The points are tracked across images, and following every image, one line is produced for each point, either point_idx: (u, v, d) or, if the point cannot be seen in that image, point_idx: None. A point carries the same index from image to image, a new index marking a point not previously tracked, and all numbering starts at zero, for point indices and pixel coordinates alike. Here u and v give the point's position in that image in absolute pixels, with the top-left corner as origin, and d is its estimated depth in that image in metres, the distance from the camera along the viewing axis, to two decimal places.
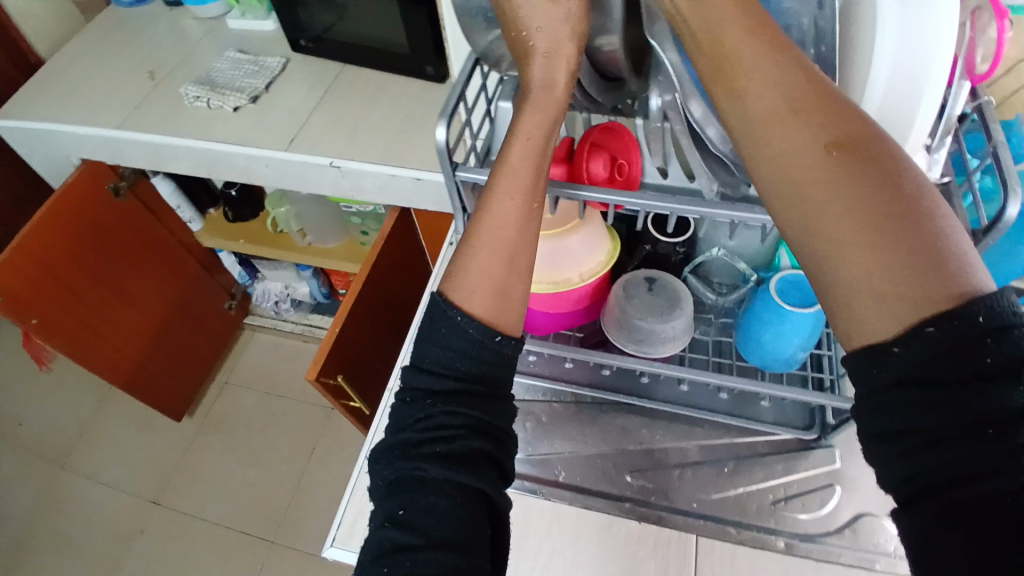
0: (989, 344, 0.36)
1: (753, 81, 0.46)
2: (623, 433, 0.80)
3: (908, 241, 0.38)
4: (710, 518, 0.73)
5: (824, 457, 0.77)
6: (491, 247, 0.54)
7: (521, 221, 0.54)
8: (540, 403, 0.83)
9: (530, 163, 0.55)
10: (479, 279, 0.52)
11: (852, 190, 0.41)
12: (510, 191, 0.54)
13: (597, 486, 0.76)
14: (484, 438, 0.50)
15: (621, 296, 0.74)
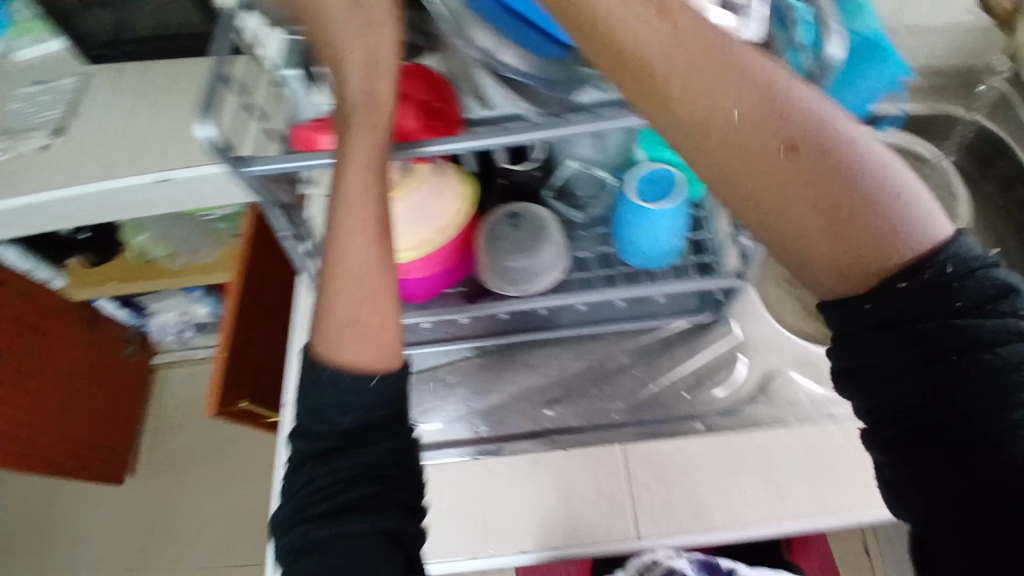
0: (954, 288, 0.37)
1: (629, 24, 0.39)
2: (533, 368, 0.80)
3: (853, 246, 0.37)
4: (632, 424, 0.75)
5: (724, 331, 0.79)
6: (353, 302, 0.47)
7: (373, 258, 0.49)
8: (444, 366, 0.81)
9: (369, 195, 0.49)
10: (361, 336, 0.47)
11: (828, 187, 0.37)
12: (361, 213, 0.49)
13: (520, 429, 0.77)
14: (377, 484, 0.44)
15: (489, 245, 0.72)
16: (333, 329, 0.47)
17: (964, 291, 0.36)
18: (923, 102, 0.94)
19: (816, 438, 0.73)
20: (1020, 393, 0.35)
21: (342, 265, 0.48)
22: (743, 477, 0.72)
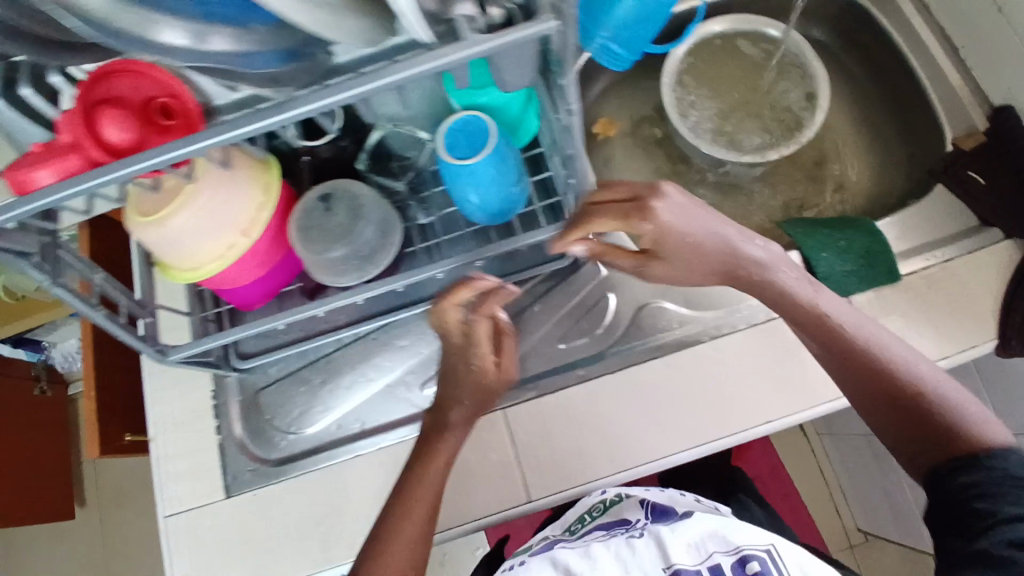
0: (974, 464, 0.50)
1: (669, 239, 0.55)
2: (400, 349, 0.74)
3: (900, 434, 0.54)
4: (510, 387, 0.73)
5: (591, 272, 0.75)
6: (423, 501, 0.61)
7: (434, 479, 0.62)
8: (303, 367, 0.74)
9: (432, 491, 0.61)
10: (396, 551, 0.58)
11: (841, 346, 0.56)
12: (416, 504, 0.61)
13: (398, 414, 0.73)
14: None
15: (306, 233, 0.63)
16: (390, 548, 0.59)
17: (972, 479, 0.49)
18: None
19: (693, 363, 0.71)
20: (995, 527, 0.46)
21: (412, 484, 0.62)
22: (627, 416, 0.71)
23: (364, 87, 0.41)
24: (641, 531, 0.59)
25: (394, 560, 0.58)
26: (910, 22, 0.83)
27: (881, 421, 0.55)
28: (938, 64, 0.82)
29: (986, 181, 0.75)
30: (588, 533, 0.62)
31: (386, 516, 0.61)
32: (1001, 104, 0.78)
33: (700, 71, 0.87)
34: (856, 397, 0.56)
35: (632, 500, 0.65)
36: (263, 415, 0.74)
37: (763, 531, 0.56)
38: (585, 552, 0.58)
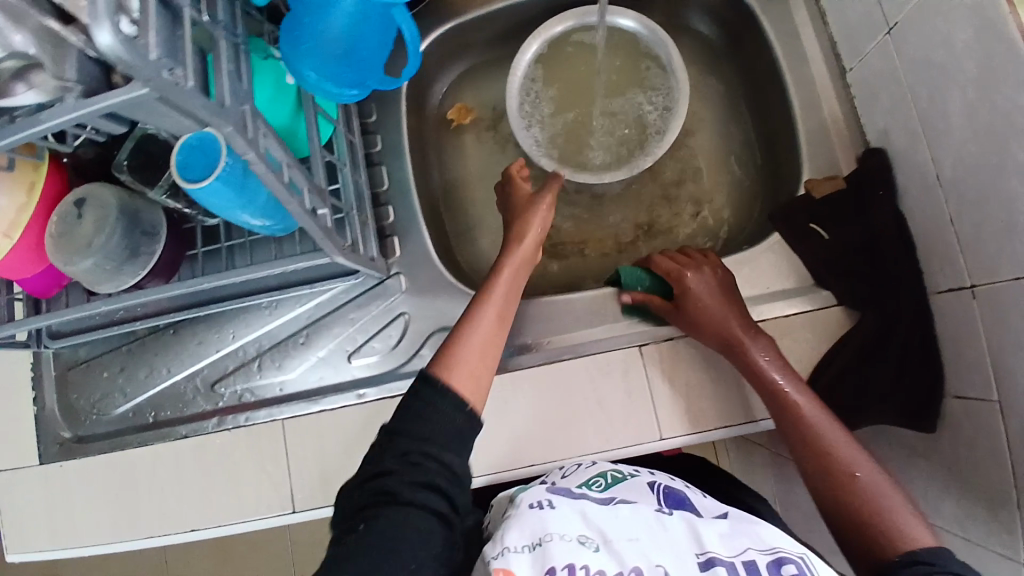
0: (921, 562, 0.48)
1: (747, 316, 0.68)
2: (198, 345, 0.75)
3: (833, 487, 0.56)
4: (293, 397, 0.73)
5: (390, 289, 0.74)
6: (480, 325, 0.60)
7: (509, 294, 0.64)
8: (108, 354, 0.76)
9: (511, 286, 0.64)
10: (466, 354, 0.57)
11: (792, 424, 0.61)
12: (487, 319, 0.61)
13: (191, 409, 0.74)
14: (442, 488, 0.50)
15: (56, 240, 0.61)
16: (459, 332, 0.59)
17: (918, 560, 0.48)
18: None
19: None
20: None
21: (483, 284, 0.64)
22: None
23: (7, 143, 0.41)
24: (671, 511, 0.54)
25: (459, 361, 0.56)
26: (796, 32, 0.72)
27: (819, 470, 0.58)
28: (817, 87, 0.72)
29: (827, 236, 0.70)
30: (597, 497, 0.56)
31: (455, 331, 0.59)
32: (874, 143, 0.69)
33: (551, 72, 0.81)
34: (800, 459, 0.60)
35: (636, 480, 0.60)
36: (72, 393, 0.76)
37: (790, 540, 0.49)
38: (611, 519, 0.52)
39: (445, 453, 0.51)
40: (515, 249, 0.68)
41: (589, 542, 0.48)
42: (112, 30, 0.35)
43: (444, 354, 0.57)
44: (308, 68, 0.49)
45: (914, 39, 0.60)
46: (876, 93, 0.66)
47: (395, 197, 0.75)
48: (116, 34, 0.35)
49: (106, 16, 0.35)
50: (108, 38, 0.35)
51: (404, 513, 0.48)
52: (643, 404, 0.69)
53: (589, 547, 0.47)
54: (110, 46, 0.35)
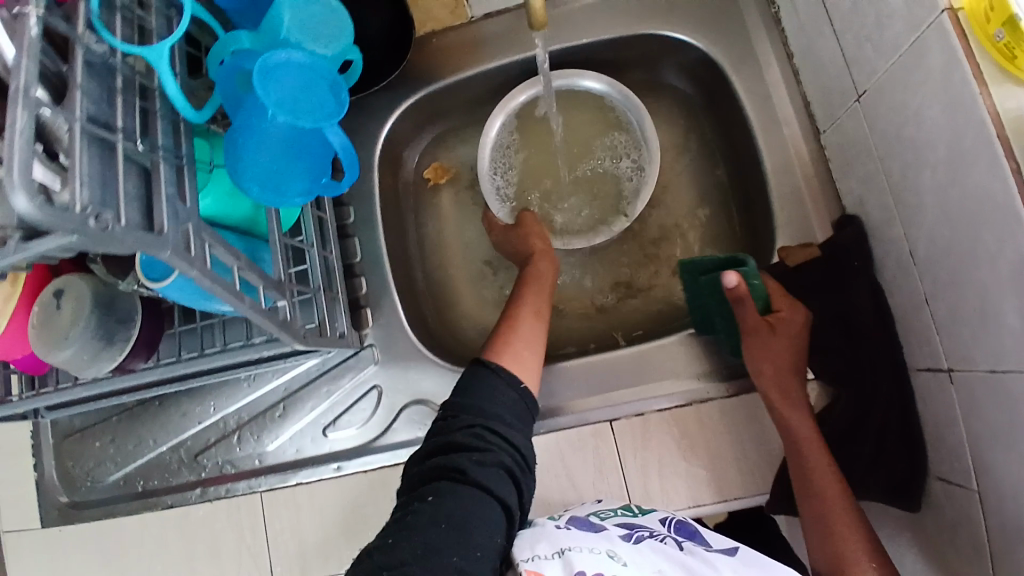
0: None
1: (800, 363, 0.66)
2: (181, 418, 0.77)
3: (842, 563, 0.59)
4: (271, 470, 0.75)
5: (364, 360, 0.75)
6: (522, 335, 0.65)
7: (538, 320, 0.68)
8: (98, 425, 0.78)
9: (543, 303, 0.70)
10: (513, 348, 0.62)
11: (822, 481, 0.61)
12: (526, 323, 0.66)
13: (176, 479, 0.76)
14: (507, 457, 0.53)
15: (38, 330, 0.63)
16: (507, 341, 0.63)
17: None
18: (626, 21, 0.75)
19: None
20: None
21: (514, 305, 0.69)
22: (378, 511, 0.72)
23: None
24: (685, 547, 0.55)
25: (520, 357, 0.62)
26: (768, 94, 0.71)
27: (826, 530, 0.60)
28: (791, 149, 0.70)
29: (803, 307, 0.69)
30: (615, 528, 0.58)
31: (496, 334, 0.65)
32: (850, 211, 0.66)
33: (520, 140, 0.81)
34: (810, 515, 0.61)
35: (649, 515, 0.61)
36: (67, 461, 0.78)
37: None
38: (632, 550, 0.54)
39: (506, 427, 0.54)
40: (533, 271, 0.73)
41: (617, 558, 0.51)
42: (27, 196, 0.37)
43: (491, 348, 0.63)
44: (253, 182, 0.50)
45: (882, 113, 0.57)
46: (850, 162, 0.64)
47: (368, 268, 0.76)
48: (32, 198, 0.37)
49: (21, 184, 0.37)
50: (23, 203, 0.36)
51: (470, 491, 0.49)
52: (614, 480, 0.68)
53: (618, 563, 0.50)
54: (28, 209, 0.37)
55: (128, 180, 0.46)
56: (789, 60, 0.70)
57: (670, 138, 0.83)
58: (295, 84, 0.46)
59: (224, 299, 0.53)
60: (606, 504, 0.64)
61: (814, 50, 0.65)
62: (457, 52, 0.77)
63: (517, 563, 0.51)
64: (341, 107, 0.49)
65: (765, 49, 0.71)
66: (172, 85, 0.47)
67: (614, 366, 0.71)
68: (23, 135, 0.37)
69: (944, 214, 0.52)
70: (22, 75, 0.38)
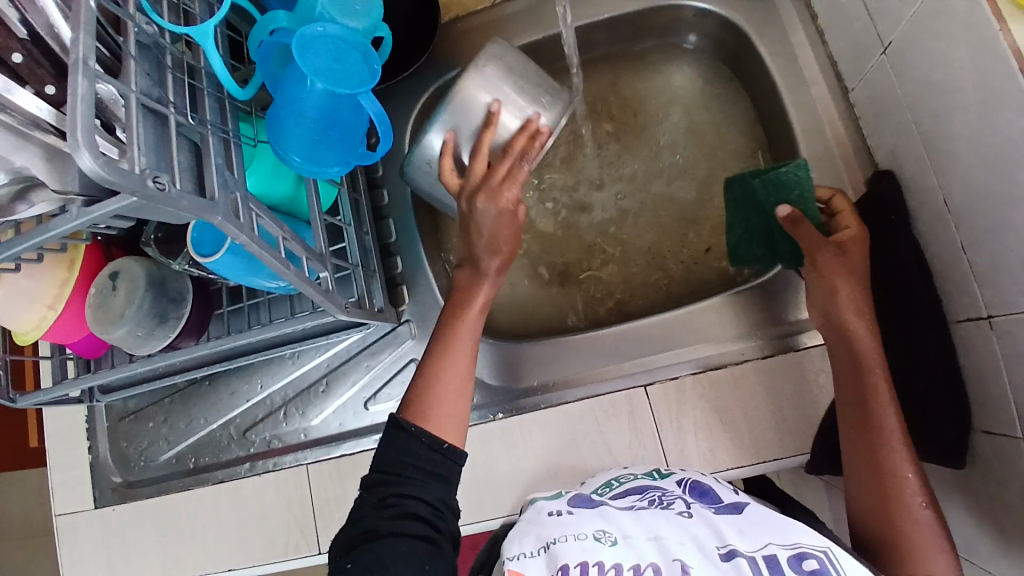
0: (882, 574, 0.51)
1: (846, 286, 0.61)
2: (230, 396, 0.80)
3: (883, 505, 0.54)
4: (316, 443, 0.77)
5: (402, 335, 0.77)
6: (450, 381, 0.61)
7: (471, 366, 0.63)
8: (152, 408, 0.82)
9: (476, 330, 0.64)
10: (444, 401, 0.60)
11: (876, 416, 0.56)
12: (457, 363, 0.62)
13: (227, 455, 0.79)
14: (427, 507, 0.53)
15: (95, 311, 0.66)
16: (443, 389, 0.60)
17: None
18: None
19: (480, 442, 0.72)
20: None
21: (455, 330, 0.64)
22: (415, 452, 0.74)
23: (33, 245, 0.46)
24: (689, 510, 0.57)
25: (440, 414, 0.59)
26: (793, 55, 0.72)
27: (871, 476, 0.55)
28: (820, 109, 0.71)
29: None
30: (617, 502, 0.61)
31: (427, 369, 0.62)
32: (882, 166, 0.66)
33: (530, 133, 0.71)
34: (859, 458, 0.56)
35: (667, 474, 0.64)
36: (123, 442, 0.82)
37: (817, 535, 0.52)
38: (630, 519, 0.56)
39: (419, 486, 0.54)
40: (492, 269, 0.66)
41: (605, 538, 0.54)
42: (90, 153, 0.40)
43: (416, 396, 0.61)
44: (295, 152, 0.54)
45: (908, 60, 0.57)
46: (879, 116, 0.64)
47: (403, 248, 0.78)
48: (96, 155, 0.40)
49: (84, 143, 0.40)
50: (87, 160, 0.39)
51: (392, 542, 0.50)
52: (651, 445, 0.69)
53: (606, 543, 0.53)
54: (92, 166, 0.40)
55: (181, 150, 0.50)
56: (812, 20, 0.71)
57: (698, 109, 0.83)
58: (330, 57, 0.49)
59: (272, 264, 0.56)
60: (637, 467, 0.67)
61: (837, 8, 0.66)
62: (485, 33, 0.80)
63: (506, 560, 0.55)
64: (374, 76, 0.51)
65: (788, 11, 0.73)
66: (217, 59, 0.50)
67: (644, 337, 0.72)
68: (84, 101, 0.41)
69: (978, 155, 0.52)
70: (81, 48, 0.41)
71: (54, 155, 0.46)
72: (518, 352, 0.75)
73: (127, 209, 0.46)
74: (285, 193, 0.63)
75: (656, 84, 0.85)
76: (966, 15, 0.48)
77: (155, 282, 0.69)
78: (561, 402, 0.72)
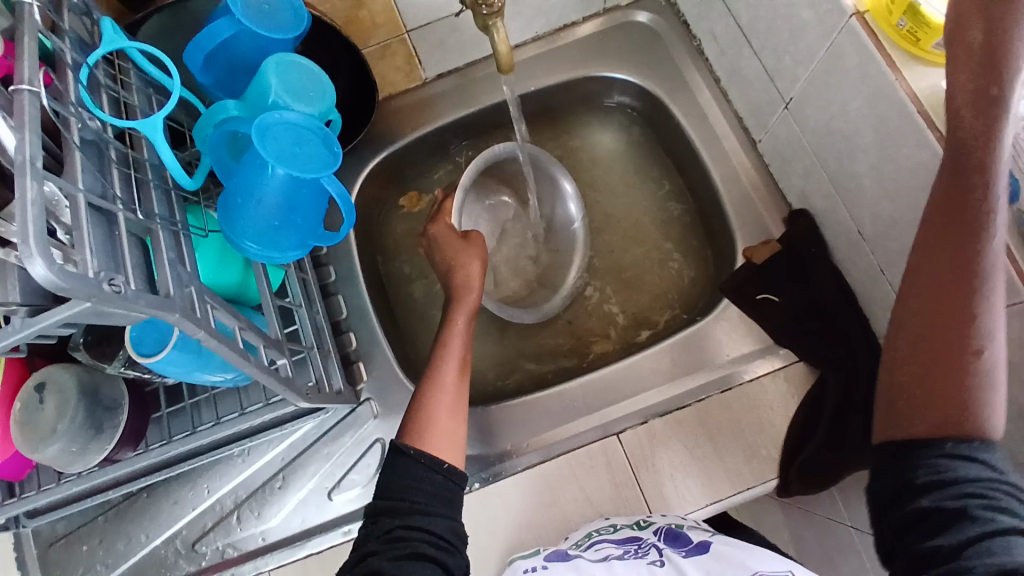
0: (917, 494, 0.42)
1: None
2: (173, 507, 0.73)
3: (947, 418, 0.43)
4: (277, 546, 0.72)
5: (362, 415, 0.74)
6: (443, 399, 0.62)
7: (461, 386, 0.64)
8: (83, 531, 0.72)
9: (462, 342, 0.68)
10: (440, 421, 0.61)
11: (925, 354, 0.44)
12: (446, 387, 0.64)
13: (174, 573, 0.71)
14: (430, 545, 0.52)
15: (19, 429, 0.59)
16: (439, 410, 0.61)
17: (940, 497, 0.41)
18: (566, 66, 0.83)
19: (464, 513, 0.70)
20: (947, 530, 0.41)
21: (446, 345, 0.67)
22: None
23: None
24: (663, 557, 0.58)
25: (439, 429, 0.60)
26: (704, 114, 0.80)
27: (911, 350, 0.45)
28: (734, 160, 0.78)
29: (780, 300, 0.72)
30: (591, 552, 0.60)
31: (416, 400, 0.63)
32: (796, 206, 0.74)
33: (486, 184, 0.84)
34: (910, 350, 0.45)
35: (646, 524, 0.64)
36: (54, 572, 0.71)
37: (778, 559, 0.53)
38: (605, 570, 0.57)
39: (426, 520, 0.53)
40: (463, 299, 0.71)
41: None
42: (45, 261, 0.37)
43: (413, 423, 0.61)
44: (247, 237, 0.53)
45: (809, 111, 0.64)
46: (788, 162, 0.72)
47: (356, 323, 0.76)
48: (51, 262, 0.37)
49: (37, 251, 0.37)
50: (41, 269, 0.36)
51: None
52: (631, 494, 0.69)
53: None
54: (47, 275, 0.37)
55: (132, 248, 0.47)
56: (716, 83, 0.79)
57: (622, 166, 0.89)
58: (291, 142, 0.51)
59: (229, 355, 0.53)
60: (618, 518, 0.66)
61: (737, 73, 0.74)
62: (417, 109, 0.83)
63: None
64: (335, 159, 0.52)
65: (693, 77, 0.80)
66: (167, 149, 0.50)
67: (611, 384, 0.74)
68: (34, 205, 0.38)
69: (881, 188, 0.59)
70: (27, 149, 0.39)
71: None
72: (485, 416, 0.74)
73: (78, 317, 0.42)
74: (232, 282, 0.61)
75: (581, 147, 0.90)
76: (856, 74, 0.56)
77: (88, 388, 0.63)
78: (535, 462, 0.71)
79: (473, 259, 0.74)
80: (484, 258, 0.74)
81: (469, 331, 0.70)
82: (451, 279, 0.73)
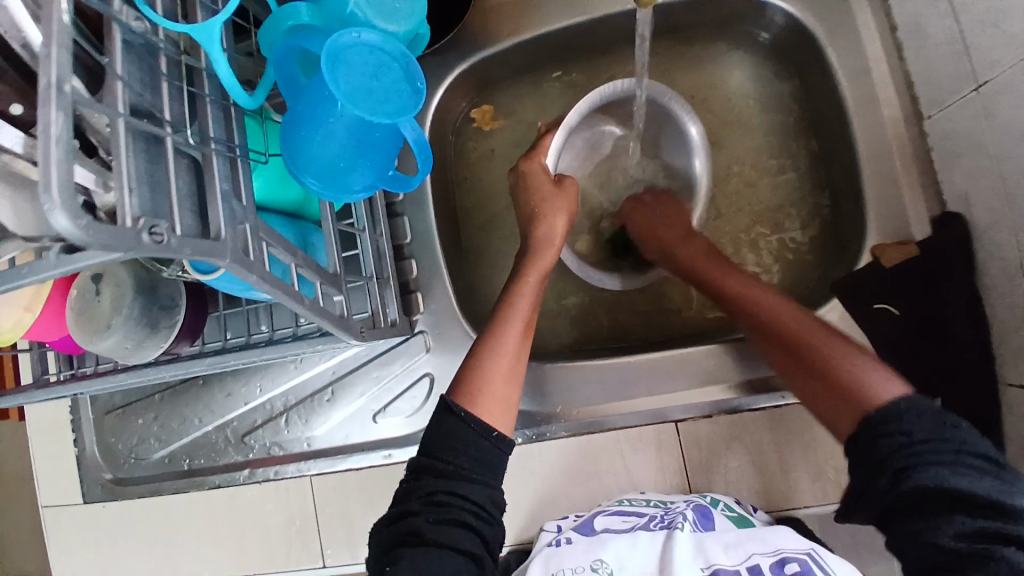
0: (888, 453, 0.48)
1: None
2: (227, 397, 0.75)
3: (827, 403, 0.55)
4: (317, 456, 0.73)
5: (415, 346, 0.71)
6: (501, 360, 0.59)
7: (520, 348, 0.61)
8: (141, 405, 0.76)
9: (533, 299, 0.63)
10: (493, 385, 0.57)
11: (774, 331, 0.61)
12: (507, 348, 0.60)
13: (223, 459, 0.75)
14: (471, 514, 0.51)
15: (75, 318, 0.60)
16: (494, 373, 0.58)
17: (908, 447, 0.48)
18: None
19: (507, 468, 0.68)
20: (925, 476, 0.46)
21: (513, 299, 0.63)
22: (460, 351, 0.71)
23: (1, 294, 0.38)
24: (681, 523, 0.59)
25: (492, 394, 0.57)
26: (867, 69, 0.65)
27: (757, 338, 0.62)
28: (889, 133, 0.64)
29: (898, 312, 0.62)
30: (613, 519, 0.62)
31: (471, 358, 0.60)
32: (952, 207, 0.61)
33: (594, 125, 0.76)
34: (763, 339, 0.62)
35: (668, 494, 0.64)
36: (110, 436, 0.77)
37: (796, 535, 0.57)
38: (626, 540, 0.59)
39: (469, 488, 0.52)
40: (542, 256, 0.66)
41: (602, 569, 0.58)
42: (69, 214, 0.32)
43: (465, 383, 0.58)
44: (309, 173, 0.46)
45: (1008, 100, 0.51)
46: (959, 154, 0.58)
47: (418, 250, 0.72)
48: (76, 214, 0.32)
49: (60, 200, 0.32)
50: (64, 223, 0.32)
51: (430, 554, 0.49)
52: (676, 482, 0.67)
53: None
54: (71, 230, 0.32)
55: (179, 180, 0.42)
56: (891, 29, 0.64)
57: (747, 109, 0.76)
58: (367, 70, 0.42)
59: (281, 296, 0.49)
60: (653, 494, 0.65)
61: (925, 24, 0.59)
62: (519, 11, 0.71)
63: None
64: (417, 95, 0.44)
65: (865, 16, 0.65)
66: (224, 61, 0.42)
67: (685, 363, 0.66)
68: (60, 141, 0.33)
69: None
70: (53, 68, 0.33)
71: (15, 183, 0.37)
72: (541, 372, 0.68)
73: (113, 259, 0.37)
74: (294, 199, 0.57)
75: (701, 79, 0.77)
76: None
77: (145, 286, 0.62)
78: (580, 431, 0.68)
79: (559, 212, 0.68)
80: (571, 213, 0.69)
81: (539, 290, 0.65)
82: (533, 230, 0.68)
